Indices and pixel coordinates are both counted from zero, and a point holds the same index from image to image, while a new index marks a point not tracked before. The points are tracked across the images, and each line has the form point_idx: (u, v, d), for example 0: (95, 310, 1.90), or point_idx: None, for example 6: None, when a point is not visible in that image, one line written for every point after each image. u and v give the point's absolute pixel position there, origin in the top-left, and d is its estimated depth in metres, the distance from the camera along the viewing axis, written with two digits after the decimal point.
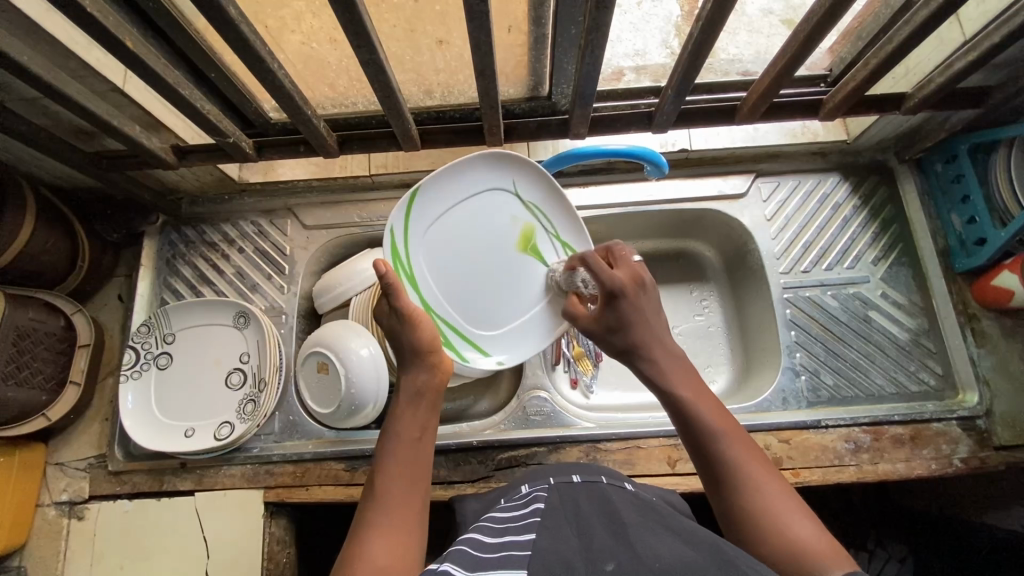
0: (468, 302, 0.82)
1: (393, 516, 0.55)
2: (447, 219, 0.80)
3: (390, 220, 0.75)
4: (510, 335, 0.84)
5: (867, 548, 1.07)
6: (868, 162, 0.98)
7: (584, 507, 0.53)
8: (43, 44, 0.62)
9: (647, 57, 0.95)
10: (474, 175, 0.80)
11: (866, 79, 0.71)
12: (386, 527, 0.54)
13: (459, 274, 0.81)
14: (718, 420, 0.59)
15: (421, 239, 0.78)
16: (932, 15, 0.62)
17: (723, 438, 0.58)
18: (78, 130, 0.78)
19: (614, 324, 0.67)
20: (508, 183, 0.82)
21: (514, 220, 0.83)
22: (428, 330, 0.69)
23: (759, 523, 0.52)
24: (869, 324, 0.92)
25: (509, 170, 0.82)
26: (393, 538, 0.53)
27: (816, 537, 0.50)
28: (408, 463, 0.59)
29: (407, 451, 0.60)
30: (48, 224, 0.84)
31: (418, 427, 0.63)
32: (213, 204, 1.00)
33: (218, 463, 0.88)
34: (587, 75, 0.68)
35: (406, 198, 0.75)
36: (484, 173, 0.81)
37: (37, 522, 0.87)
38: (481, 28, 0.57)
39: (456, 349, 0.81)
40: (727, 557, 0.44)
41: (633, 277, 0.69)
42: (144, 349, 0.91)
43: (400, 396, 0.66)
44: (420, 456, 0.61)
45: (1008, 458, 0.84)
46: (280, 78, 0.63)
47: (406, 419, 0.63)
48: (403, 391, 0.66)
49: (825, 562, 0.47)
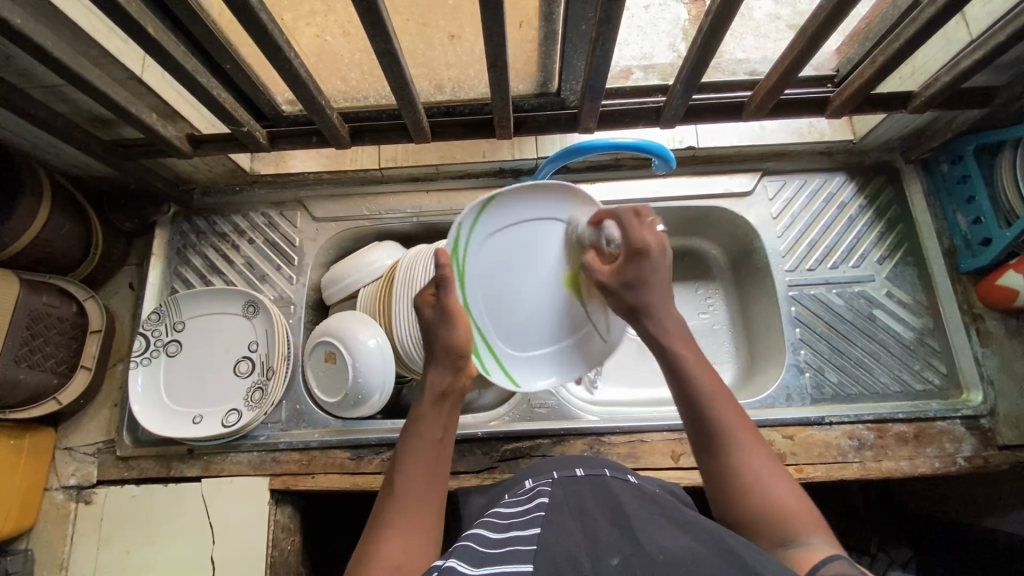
0: (509, 320, 0.75)
1: (410, 509, 0.57)
2: (511, 232, 0.74)
3: (461, 216, 0.71)
4: (539, 362, 0.79)
5: (869, 551, 1.07)
6: (874, 162, 0.98)
7: (588, 501, 0.54)
8: (66, 31, 0.63)
9: (654, 58, 0.96)
10: (537, 200, 0.73)
11: (873, 77, 0.72)
12: (407, 525, 0.56)
13: (509, 287, 0.74)
14: (711, 383, 0.61)
15: (482, 256, 0.73)
16: (940, 13, 0.63)
17: (713, 397, 0.60)
18: (96, 118, 0.79)
19: (631, 280, 0.67)
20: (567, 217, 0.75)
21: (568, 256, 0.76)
22: (465, 333, 0.68)
23: (738, 480, 0.55)
24: (874, 323, 0.92)
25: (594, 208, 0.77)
26: (409, 536, 0.54)
27: (795, 501, 0.53)
28: (429, 464, 0.61)
29: (425, 454, 0.61)
30: (63, 211, 0.86)
31: (439, 429, 0.64)
32: (225, 195, 1.01)
33: (225, 450, 0.89)
34: (597, 70, 0.69)
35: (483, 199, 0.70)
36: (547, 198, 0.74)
37: (45, 506, 0.88)
38: (495, 20, 0.58)
39: (484, 364, 0.75)
40: (729, 547, 0.44)
41: (659, 243, 0.69)
42: (155, 337, 0.92)
43: (423, 398, 0.66)
44: (438, 456, 0.63)
45: (1012, 457, 0.84)
46: (296, 67, 0.65)
47: (430, 423, 0.64)
48: (429, 393, 0.66)
49: (795, 525, 0.51)
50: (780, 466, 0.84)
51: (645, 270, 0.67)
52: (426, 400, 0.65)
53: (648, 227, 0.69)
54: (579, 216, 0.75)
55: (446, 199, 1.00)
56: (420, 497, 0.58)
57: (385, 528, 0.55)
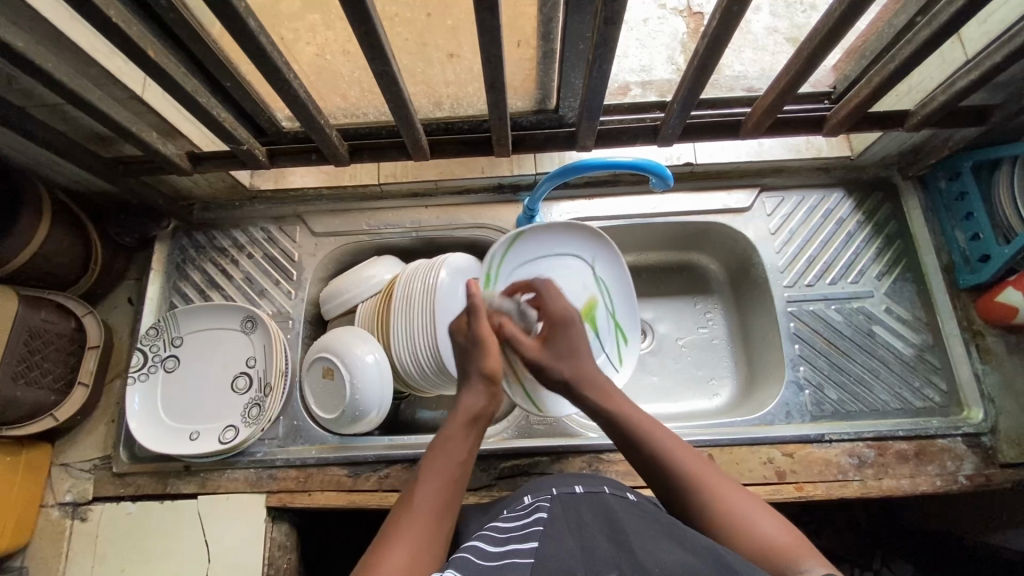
0: None
1: (421, 522, 0.56)
2: (533, 268, 0.92)
3: (492, 250, 0.89)
4: None
5: (872, 567, 1.06)
6: (871, 178, 0.98)
7: (586, 516, 0.53)
8: (67, 52, 0.64)
9: (652, 73, 0.97)
10: (560, 240, 0.92)
11: (869, 96, 0.72)
12: (416, 536, 0.55)
13: None
14: (675, 447, 0.64)
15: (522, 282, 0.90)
16: (935, 34, 0.63)
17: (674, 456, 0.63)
18: (97, 135, 0.79)
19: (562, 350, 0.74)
20: (589, 257, 0.93)
21: (585, 290, 0.93)
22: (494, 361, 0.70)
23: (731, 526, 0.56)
24: (873, 339, 0.92)
25: (595, 250, 0.93)
26: (414, 547, 0.54)
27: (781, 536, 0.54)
28: (450, 481, 0.61)
29: (448, 470, 0.61)
30: (62, 227, 0.86)
31: (464, 451, 0.64)
32: (225, 210, 1.01)
33: (222, 466, 0.88)
34: (595, 89, 0.69)
35: (509, 237, 0.88)
36: (565, 238, 0.92)
37: (40, 523, 0.88)
38: (493, 42, 0.58)
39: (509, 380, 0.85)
40: (728, 565, 0.44)
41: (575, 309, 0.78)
42: (152, 352, 0.92)
43: (453, 419, 0.66)
44: (459, 479, 0.62)
45: (1014, 476, 0.83)
46: (295, 88, 0.65)
47: (458, 443, 0.64)
48: (460, 414, 0.67)
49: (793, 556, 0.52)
50: (780, 484, 0.83)
51: (571, 335, 0.75)
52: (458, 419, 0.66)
53: (562, 294, 0.78)
54: (596, 255, 0.93)
55: (445, 214, 1.00)
56: (433, 514, 0.57)
57: (393, 537, 0.54)
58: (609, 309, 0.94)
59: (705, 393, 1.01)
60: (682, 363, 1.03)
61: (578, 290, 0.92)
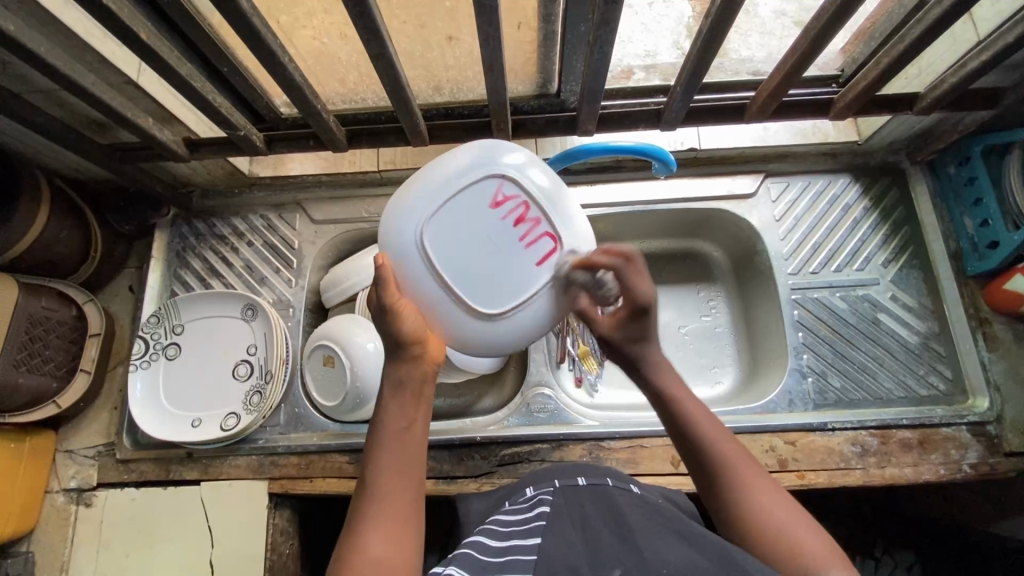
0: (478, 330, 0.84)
1: (386, 513, 0.52)
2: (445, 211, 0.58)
3: (432, 199, 0.58)
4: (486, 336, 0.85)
5: (874, 556, 1.06)
6: (879, 163, 0.97)
7: (589, 510, 0.52)
8: (60, 37, 0.63)
9: (658, 58, 0.95)
10: (430, 182, 0.59)
11: (879, 77, 0.70)
12: (391, 523, 0.51)
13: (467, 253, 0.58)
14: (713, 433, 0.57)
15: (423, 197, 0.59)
16: (946, 13, 0.61)
17: (718, 442, 0.57)
18: (94, 122, 0.79)
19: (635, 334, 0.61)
20: (436, 196, 0.58)
21: (471, 199, 0.58)
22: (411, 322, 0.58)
23: (761, 530, 0.51)
24: (879, 327, 0.91)
25: (433, 191, 0.59)
26: (393, 533, 0.50)
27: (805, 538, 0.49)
28: (400, 461, 0.55)
29: (397, 445, 0.55)
30: (61, 215, 0.85)
31: (407, 420, 0.57)
32: (224, 197, 1.01)
33: (224, 453, 0.89)
34: (596, 71, 0.67)
35: (406, 196, 0.59)
36: (431, 180, 0.59)
37: (45, 508, 0.89)
38: (491, 23, 0.57)
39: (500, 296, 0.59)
40: (736, 563, 0.42)
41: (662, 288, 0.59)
42: (154, 340, 0.92)
43: (385, 389, 0.58)
44: (412, 448, 0.56)
45: (1018, 465, 0.82)
46: (290, 71, 0.64)
47: (395, 415, 0.56)
48: (393, 382, 0.58)
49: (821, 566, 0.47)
50: (782, 472, 0.83)
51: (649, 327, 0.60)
52: (389, 390, 0.57)
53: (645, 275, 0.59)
54: (440, 183, 0.59)
55: None
56: (397, 491, 0.53)
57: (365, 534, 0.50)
58: (477, 227, 0.58)
59: (707, 381, 1.01)
60: (684, 351, 1.03)
61: (468, 209, 0.58)
